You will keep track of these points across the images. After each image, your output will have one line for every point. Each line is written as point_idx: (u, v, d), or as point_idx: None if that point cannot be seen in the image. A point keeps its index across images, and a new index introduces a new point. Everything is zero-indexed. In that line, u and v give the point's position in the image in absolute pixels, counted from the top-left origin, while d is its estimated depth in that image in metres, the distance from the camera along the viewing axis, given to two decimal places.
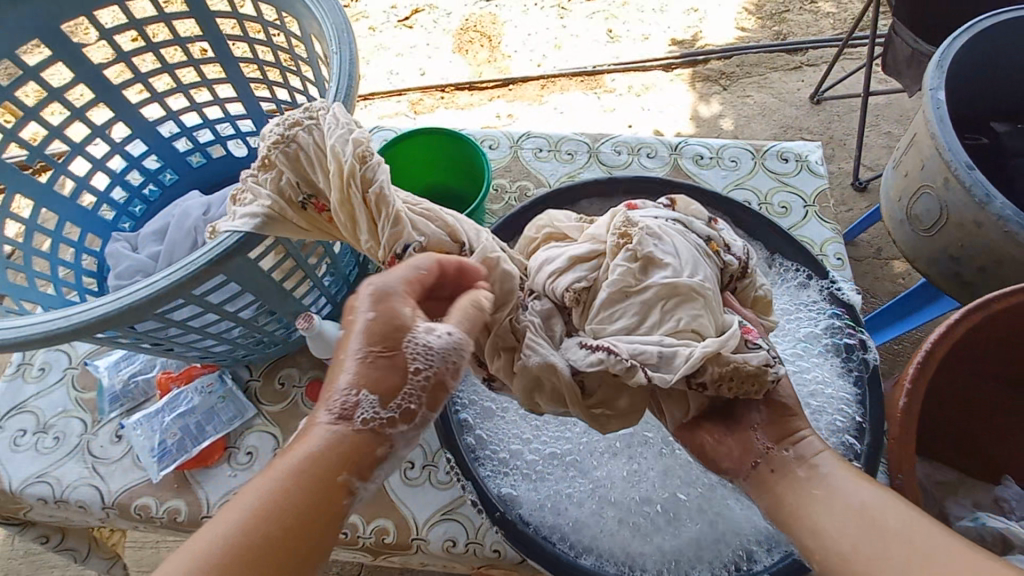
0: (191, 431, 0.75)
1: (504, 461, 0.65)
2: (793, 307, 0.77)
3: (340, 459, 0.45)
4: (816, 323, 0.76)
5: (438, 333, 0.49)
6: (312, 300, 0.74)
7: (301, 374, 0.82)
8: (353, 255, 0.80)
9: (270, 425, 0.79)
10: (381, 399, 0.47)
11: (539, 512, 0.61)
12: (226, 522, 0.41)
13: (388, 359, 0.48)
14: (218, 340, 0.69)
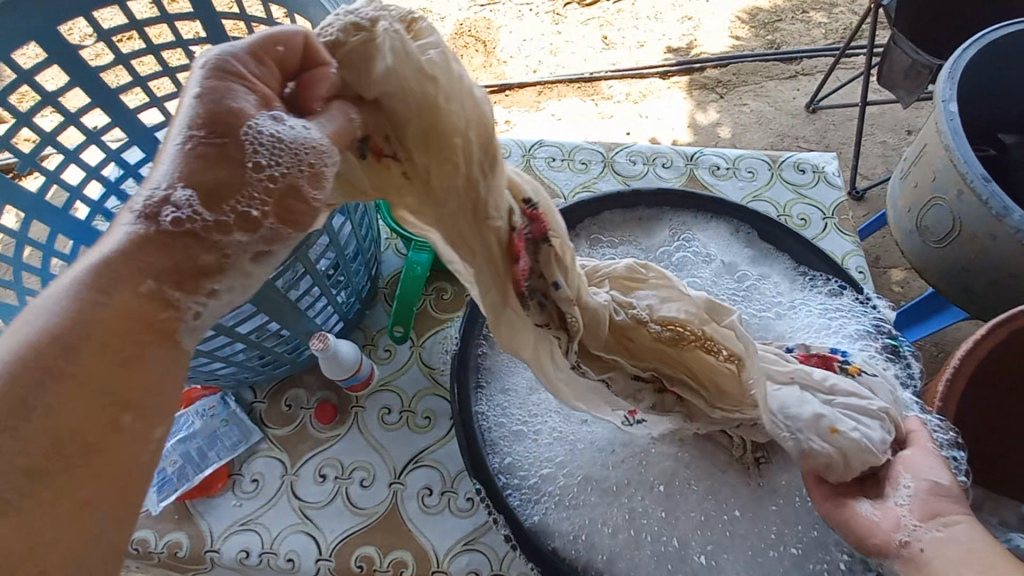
0: (191, 458, 0.71)
1: (532, 487, 0.62)
2: (827, 312, 0.74)
3: (152, 265, 0.37)
4: (853, 327, 0.73)
5: (287, 123, 0.37)
6: (325, 318, 0.70)
7: (308, 395, 0.78)
8: (366, 268, 0.76)
9: (277, 450, 0.74)
10: (202, 196, 0.37)
11: (572, 543, 0.58)
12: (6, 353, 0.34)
13: (219, 148, 0.37)
14: (225, 362, 0.64)
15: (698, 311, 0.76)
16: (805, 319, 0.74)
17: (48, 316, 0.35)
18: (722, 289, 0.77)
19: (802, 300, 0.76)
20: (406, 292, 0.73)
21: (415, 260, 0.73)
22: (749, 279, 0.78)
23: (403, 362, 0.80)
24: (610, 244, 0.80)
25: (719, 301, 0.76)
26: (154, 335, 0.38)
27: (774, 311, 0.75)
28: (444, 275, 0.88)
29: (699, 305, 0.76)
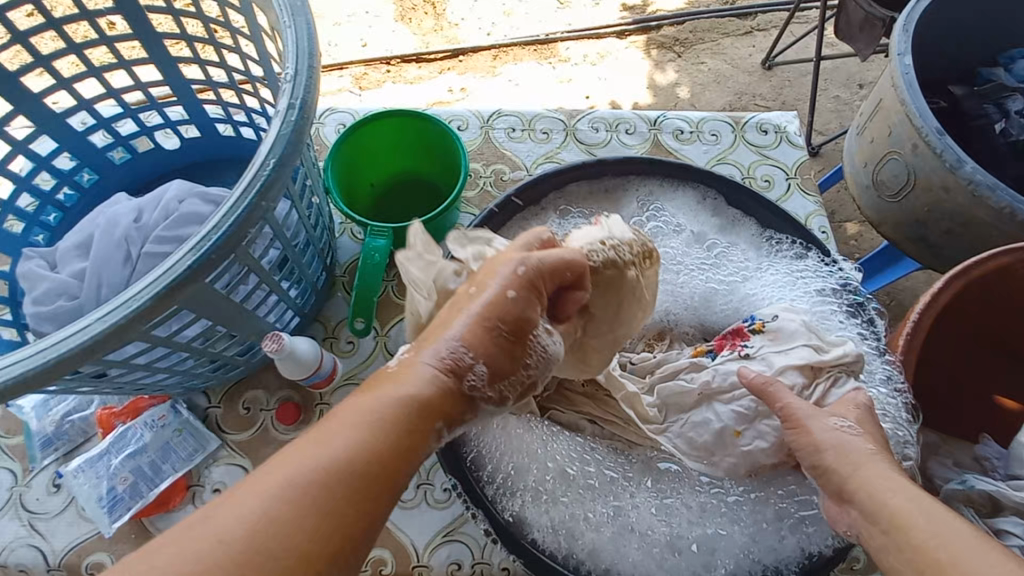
0: (144, 474, 0.66)
1: (510, 482, 0.59)
2: (793, 276, 0.73)
3: (432, 401, 0.42)
4: (820, 289, 0.72)
5: (554, 337, 0.49)
6: (279, 315, 0.65)
7: (268, 396, 0.73)
8: (320, 258, 0.70)
9: (239, 456, 0.70)
10: (491, 374, 0.45)
11: (553, 536, 0.57)
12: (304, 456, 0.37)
13: (510, 343, 0.46)
14: (170, 372, 0.59)
15: (667, 284, 0.75)
16: (770, 286, 0.74)
17: (348, 425, 0.39)
18: (692, 259, 0.77)
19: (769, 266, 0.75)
20: (366, 282, 0.68)
21: (372, 246, 0.68)
22: (718, 248, 0.77)
23: (368, 353, 0.76)
24: (579, 215, 0.77)
25: (689, 273, 0.76)
26: (418, 440, 0.41)
27: (742, 281, 0.75)
28: None
29: (669, 278, 0.76)
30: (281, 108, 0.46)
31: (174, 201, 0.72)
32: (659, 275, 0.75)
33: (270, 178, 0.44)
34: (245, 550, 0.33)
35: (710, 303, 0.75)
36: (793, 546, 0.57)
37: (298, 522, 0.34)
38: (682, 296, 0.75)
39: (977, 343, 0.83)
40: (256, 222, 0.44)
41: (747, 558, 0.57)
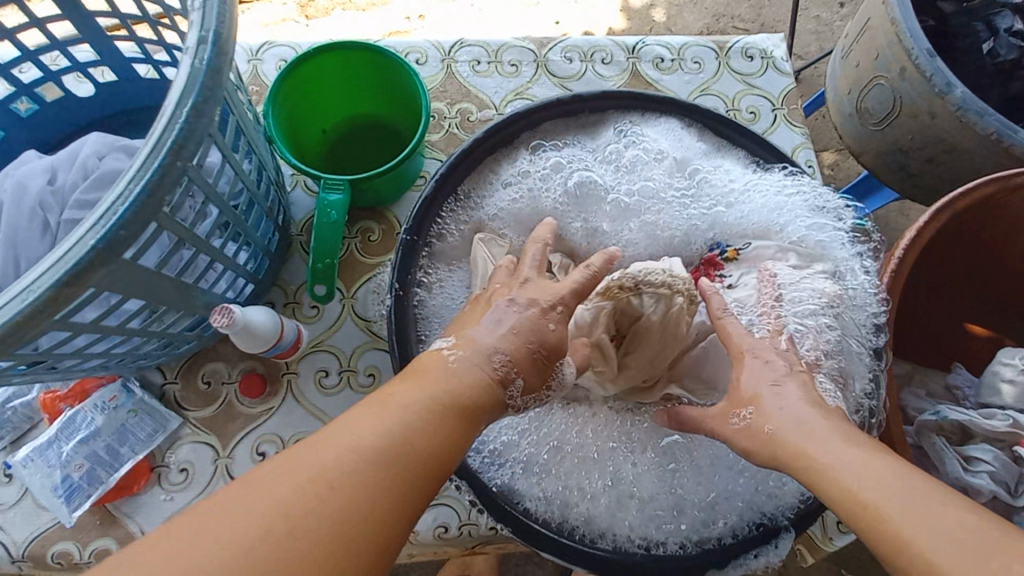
0: (102, 459, 0.62)
1: (498, 454, 0.57)
2: (782, 204, 0.67)
3: (469, 406, 0.44)
4: (813, 217, 0.67)
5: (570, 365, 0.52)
6: (227, 285, 0.59)
7: (230, 368, 0.68)
8: (269, 218, 0.63)
9: (203, 433, 0.66)
10: (523, 387, 0.48)
11: (546, 505, 0.55)
12: (349, 438, 0.38)
13: (543, 362, 0.49)
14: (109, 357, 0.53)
15: (648, 222, 0.69)
16: (758, 216, 0.68)
17: (394, 420, 0.40)
18: (674, 190, 0.70)
19: (758, 193, 0.67)
20: (322, 243, 0.62)
21: (326, 202, 0.62)
22: (702, 178, 0.70)
23: (335, 318, 0.71)
24: (555, 150, 0.70)
25: (669, 206, 0.70)
26: (454, 442, 0.41)
27: (729, 210, 0.69)
28: (368, 213, 0.76)
29: (650, 214, 0.70)
30: (190, 42, 0.38)
31: (94, 158, 0.63)
32: (640, 213, 0.70)
33: (185, 132, 0.36)
34: (279, 523, 0.33)
35: (693, 237, 0.70)
36: (792, 492, 0.55)
37: (333, 500, 0.35)
38: (664, 232, 0.70)
39: (960, 273, 0.80)
40: (175, 185, 0.37)
41: (751, 509, 0.55)
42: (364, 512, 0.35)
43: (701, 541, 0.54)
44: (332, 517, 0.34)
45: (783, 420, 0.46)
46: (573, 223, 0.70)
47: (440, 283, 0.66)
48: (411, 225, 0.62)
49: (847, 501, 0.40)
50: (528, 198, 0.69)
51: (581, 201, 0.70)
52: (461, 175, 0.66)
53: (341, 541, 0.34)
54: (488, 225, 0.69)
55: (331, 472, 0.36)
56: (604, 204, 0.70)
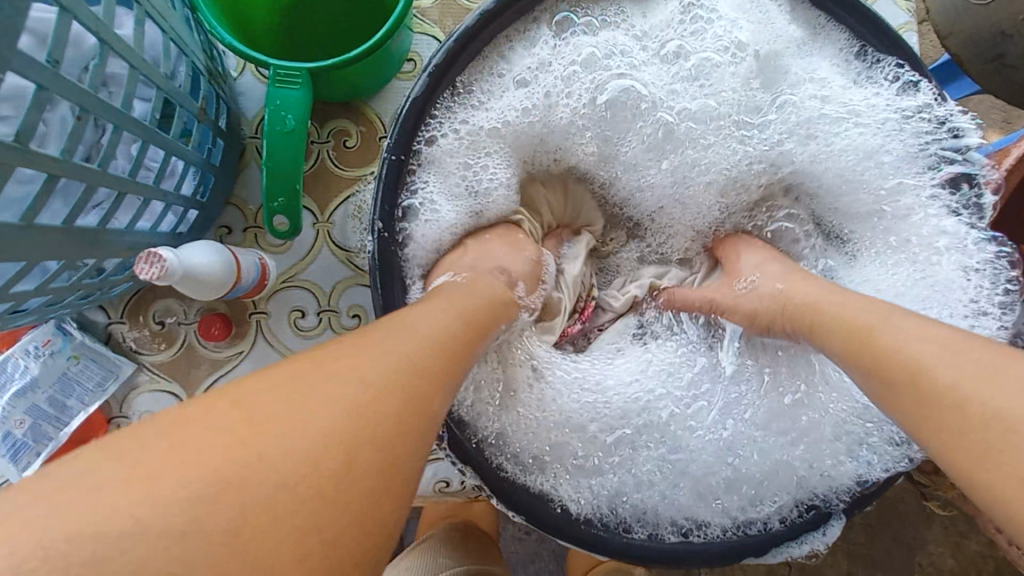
0: (46, 413, 0.53)
1: (502, 436, 0.48)
2: (874, 155, 0.51)
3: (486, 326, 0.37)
4: (898, 168, 0.51)
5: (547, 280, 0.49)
6: (162, 219, 0.45)
7: (186, 307, 0.57)
8: (207, 124, 0.47)
9: (164, 380, 0.57)
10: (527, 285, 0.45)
11: (560, 480, 0.48)
12: (362, 350, 0.29)
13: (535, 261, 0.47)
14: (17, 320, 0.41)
15: (696, 130, 0.51)
16: (836, 163, 0.52)
17: (415, 330, 0.31)
18: (749, 105, 0.51)
19: (857, 126, 0.51)
20: (278, 160, 0.46)
21: (279, 102, 0.45)
22: (788, 92, 0.51)
23: (308, 249, 0.59)
24: (589, 36, 0.51)
25: (721, 140, 0.52)
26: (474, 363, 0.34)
27: (806, 150, 0.52)
28: (343, 111, 0.59)
29: (697, 122, 0.51)
30: None
31: None
32: (679, 150, 0.52)
33: None
34: (284, 443, 0.23)
35: (746, 163, 0.52)
36: (847, 473, 0.47)
37: (355, 415, 0.25)
38: (712, 163, 0.52)
39: None
40: None
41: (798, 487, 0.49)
42: (396, 431, 0.26)
43: (744, 522, 0.48)
44: (356, 437, 0.25)
45: (790, 279, 0.43)
46: (585, 140, 0.53)
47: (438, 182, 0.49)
48: (396, 141, 0.46)
49: (845, 346, 0.35)
50: (540, 108, 0.51)
51: (607, 122, 0.52)
52: (458, 69, 0.48)
53: (370, 463, 0.25)
54: (481, 142, 0.50)
55: (346, 385, 0.26)
56: (642, 117, 0.51)
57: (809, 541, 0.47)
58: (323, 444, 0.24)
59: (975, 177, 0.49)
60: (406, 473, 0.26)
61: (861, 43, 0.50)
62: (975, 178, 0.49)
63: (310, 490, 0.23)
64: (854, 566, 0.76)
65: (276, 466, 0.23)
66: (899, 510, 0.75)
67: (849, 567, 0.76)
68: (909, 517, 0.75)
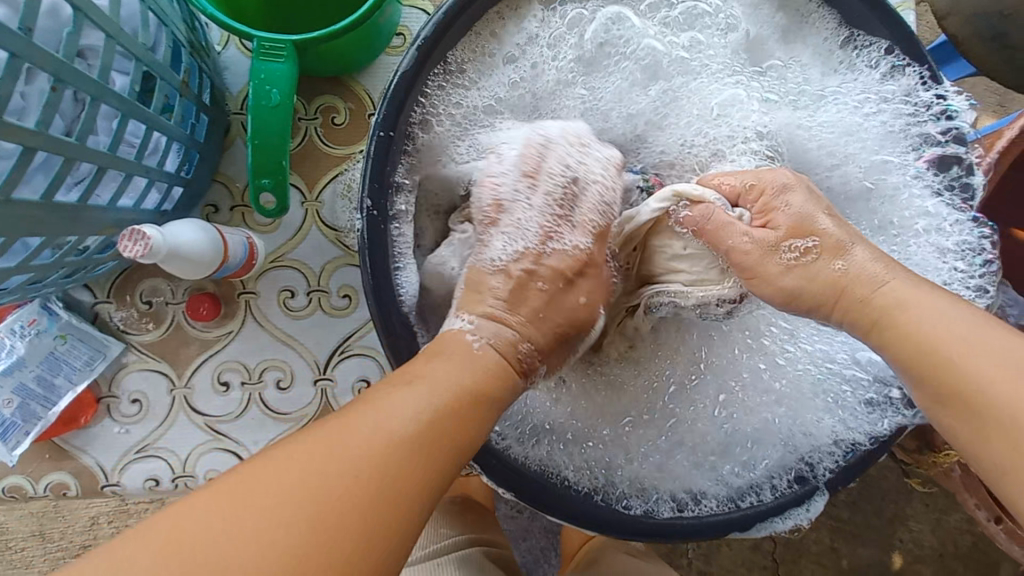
0: (33, 392, 0.53)
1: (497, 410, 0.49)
2: (853, 132, 0.51)
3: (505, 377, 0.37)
4: (881, 146, 0.51)
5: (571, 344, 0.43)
6: (146, 196, 0.45)
7: (173, 286, 0.56)
8: (190, 99, 0.46)
9: (153, 360, 0.57)
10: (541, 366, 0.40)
11: (554, 459, 0.49)
12: (380, 408, 0.31)
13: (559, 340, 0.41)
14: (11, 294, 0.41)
15: (676, 88, 0.51)
16: (817, 140, 0.51)
17: (432, 389, 0.33)
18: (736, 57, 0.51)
19: (835, 104, 0.51)
20: (263, 135, 0.45)
21: (263, 76, 0.44)
22: (771, 61, 0.52)
23: (298, 228, 0.58)
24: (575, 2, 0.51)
25: (714, 81, 0.51)
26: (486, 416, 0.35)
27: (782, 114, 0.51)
28: (331, 86, 0.58)
29: (680, 79, 0.51)
30: None
31: None
32: (666, 82, 0.51)
33: None
34: (291, 503, 0.27)
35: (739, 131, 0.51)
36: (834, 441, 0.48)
37: (355, 477, 0.28)
38: (696, 134, 0.51)
39: None
40: None
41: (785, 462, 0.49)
42: (393, 494, 0.29)
43: (732, 492, 0.49)
44: (352, 498, 0.28)
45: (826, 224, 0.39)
46: (572, 107, 0.51)
47: (430, 157, 0.50)
48: (385, 117, 0.45)
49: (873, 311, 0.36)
50: (527, 80, 0.51)
51: (587, 71, 0.51)
52: (449, 44, 0.47)
53: (362, 522, 0.28)
54: (474, 122, 0.51)
55: (353, 447, 0.29)
56: (626, 64, 0.51)
57: (793, 516, 0.47)
58: (318, 503, 0.27)
59: (964, 158, 0.49)
60: (395, 530, 0.29)
61: (845, 23, 0.50)
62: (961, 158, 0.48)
63: (303, 547, 0.26)
64: (837, 541, 0.78)
65: (282, 522, 0.27)
66: (883, 486, 0.77)
67: (833, 542, 0.78)
68: (892, 493, 0.77)
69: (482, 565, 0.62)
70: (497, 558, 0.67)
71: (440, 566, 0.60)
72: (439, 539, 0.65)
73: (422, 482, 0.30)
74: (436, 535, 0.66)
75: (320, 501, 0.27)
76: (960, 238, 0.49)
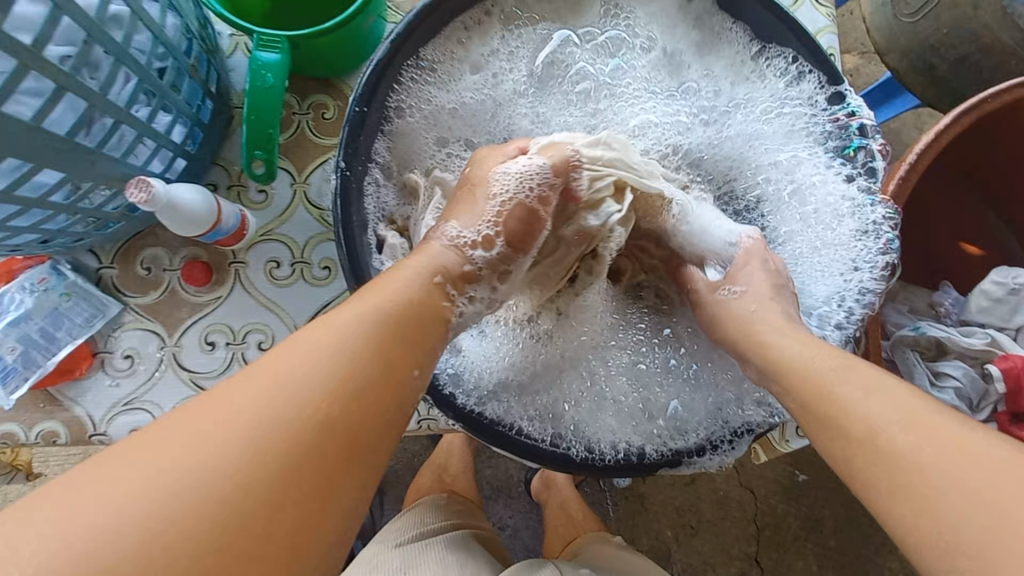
0: (36, 342, 0.58)
1: (461, 372, 0.52)
2: (755, 138, 0.59)
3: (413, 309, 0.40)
4: (783, 145, 0.59)
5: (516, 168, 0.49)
6: (153, 160, 0.52)
7: (171, 254, 0.63)
8: (197, 82, 0.54)
9: (146, 320, 0.62)
10: (464, 214, 0.47)
11: (512, 415, 0.52)
12: (298, 360, 0.34)
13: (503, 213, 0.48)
14: (33, 233, 0.48)
15: (600, 109, 0.60)
16: (721, 146, 0.61)
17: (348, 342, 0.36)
18: (652, 78, 0.60)
19: (742, 115, 0.59)
20: (257, 111, 0.53)
21: (259, 62, 0.52)
22: (685, 80, 0.60)
23: (286, 206, 0.65)
24: (529, 27, 0.60)
25: (634, 103, 0.60)
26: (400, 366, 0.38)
27: (688, 142, 0.60)
28: (322, 87, 0.67)
29: (606, 101, 0.60)
30: None
31: None
32: (595, 99, 0.60)
33: None
34: (207, 458, 0.31)
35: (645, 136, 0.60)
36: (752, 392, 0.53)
37: (267, 431, 0.32)
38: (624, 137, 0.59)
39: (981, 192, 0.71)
40: None
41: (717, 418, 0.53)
42: (307, 443, 0.33)
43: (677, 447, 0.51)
44: (267, 453, 0.32)
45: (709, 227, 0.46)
46: (520, 115, 0.60)
47: (400, 140, 0.58)
48: (361, 95, 0.52)
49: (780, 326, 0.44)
50: (485, 87, 0.60)
51: (539, 83, 0.60)
52: (417, 42, 0.55)
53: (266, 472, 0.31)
54: (439, 116, 0.60)
55: (276, 407, 0.33)
56: (563, 85, 0.60)
57: (721, 455, 0.52)
58: (231, 448, 0.31)
59: (867, 147, 0.55)
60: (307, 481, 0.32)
61: (760, 39, 0.57)
62: (865, 145, 0.55)
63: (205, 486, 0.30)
64: None
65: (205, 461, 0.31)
66: None
67: None
68: None
69: (467, 543, 0.66)
70: (482, 538, 0.70)
71: (429, 545, 0.64)
72: (423, 524, 0.68)
73: (333, 432, 0.34)
74: (423, 520, 0.69)
75: (262, 450, 0.32)
76: (862, 219, 0.54)
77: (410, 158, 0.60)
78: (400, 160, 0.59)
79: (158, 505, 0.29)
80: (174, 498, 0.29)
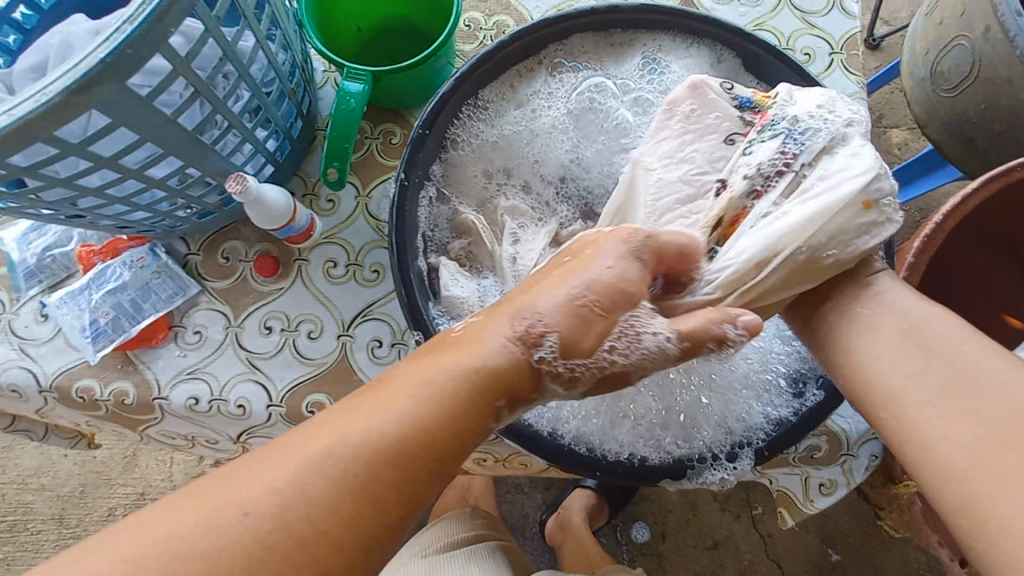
0: (125, 310, 0.67)
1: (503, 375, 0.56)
2: None
3: (493, 383, 0.42)
4: None
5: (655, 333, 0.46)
6: (248, 162, 0.62)
7: (247, 247, 0.72)
8: (293, 103, 0.65)
9: (218, 302, 0.71)
10: (565, 345, 0.44)
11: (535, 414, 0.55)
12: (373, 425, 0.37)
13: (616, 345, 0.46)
14: (145, 211, 0.58)
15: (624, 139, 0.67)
16: None
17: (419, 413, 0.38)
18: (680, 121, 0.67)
19: None
20: (338, 129, 0.63)
21: (345, 90, 0.62)
22: None
23: (349, 214, 0.74)
24: (576, 74, 0.69)
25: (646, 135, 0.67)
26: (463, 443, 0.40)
27: None
28: (392, 117, 0.77)
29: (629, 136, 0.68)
30: None
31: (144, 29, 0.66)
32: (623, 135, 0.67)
33: None
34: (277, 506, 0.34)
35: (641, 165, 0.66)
36: (759, 414, 0.56)
37: (330, 489, 0.35)
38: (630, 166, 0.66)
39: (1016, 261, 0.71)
40: (180, 18, 0.41)
41: (727, 433, 0.56)
42: (370, 502, 0.35)
43: (681, 456, 0.55)
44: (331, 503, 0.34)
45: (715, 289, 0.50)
46: (561, 149, 0.68)
47: (452, 165, 0.67)
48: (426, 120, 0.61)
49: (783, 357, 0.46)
50: (531, 120, 0.68)
51: (580, 120, 0.68)
52: (475, 83, 0.63)
53: (328, 527, 0.34)
54: (485, 147, 0.68)
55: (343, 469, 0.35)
56: (605, 122, 0.68)
57: (723, 471, 0.55)
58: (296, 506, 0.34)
59: None
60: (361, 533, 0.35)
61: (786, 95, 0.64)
62: None
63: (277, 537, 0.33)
64: None
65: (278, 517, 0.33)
66: None
67: None
68: None
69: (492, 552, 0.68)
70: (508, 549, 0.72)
71: (453, 557, 0.67)
72: (453, 534, 0.71)
73: (392, 496, 0.36)
74: (454, 531, 0.72)
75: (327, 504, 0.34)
76: None
77: (460, 181, 0.67)
78: (450, 183, 0.67)
79: (236, 515, 0.32)
80: (226, 552, 0.32)
